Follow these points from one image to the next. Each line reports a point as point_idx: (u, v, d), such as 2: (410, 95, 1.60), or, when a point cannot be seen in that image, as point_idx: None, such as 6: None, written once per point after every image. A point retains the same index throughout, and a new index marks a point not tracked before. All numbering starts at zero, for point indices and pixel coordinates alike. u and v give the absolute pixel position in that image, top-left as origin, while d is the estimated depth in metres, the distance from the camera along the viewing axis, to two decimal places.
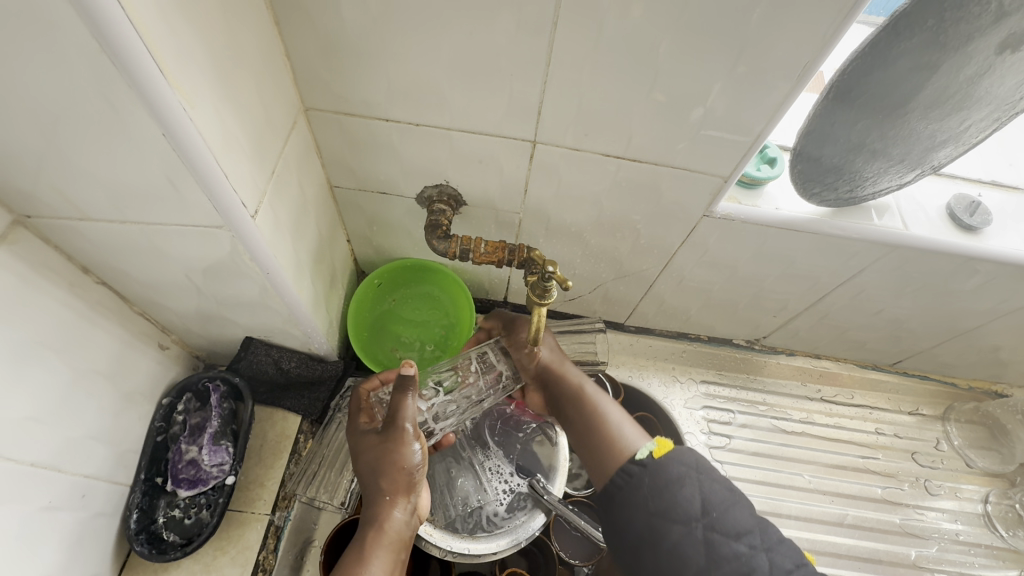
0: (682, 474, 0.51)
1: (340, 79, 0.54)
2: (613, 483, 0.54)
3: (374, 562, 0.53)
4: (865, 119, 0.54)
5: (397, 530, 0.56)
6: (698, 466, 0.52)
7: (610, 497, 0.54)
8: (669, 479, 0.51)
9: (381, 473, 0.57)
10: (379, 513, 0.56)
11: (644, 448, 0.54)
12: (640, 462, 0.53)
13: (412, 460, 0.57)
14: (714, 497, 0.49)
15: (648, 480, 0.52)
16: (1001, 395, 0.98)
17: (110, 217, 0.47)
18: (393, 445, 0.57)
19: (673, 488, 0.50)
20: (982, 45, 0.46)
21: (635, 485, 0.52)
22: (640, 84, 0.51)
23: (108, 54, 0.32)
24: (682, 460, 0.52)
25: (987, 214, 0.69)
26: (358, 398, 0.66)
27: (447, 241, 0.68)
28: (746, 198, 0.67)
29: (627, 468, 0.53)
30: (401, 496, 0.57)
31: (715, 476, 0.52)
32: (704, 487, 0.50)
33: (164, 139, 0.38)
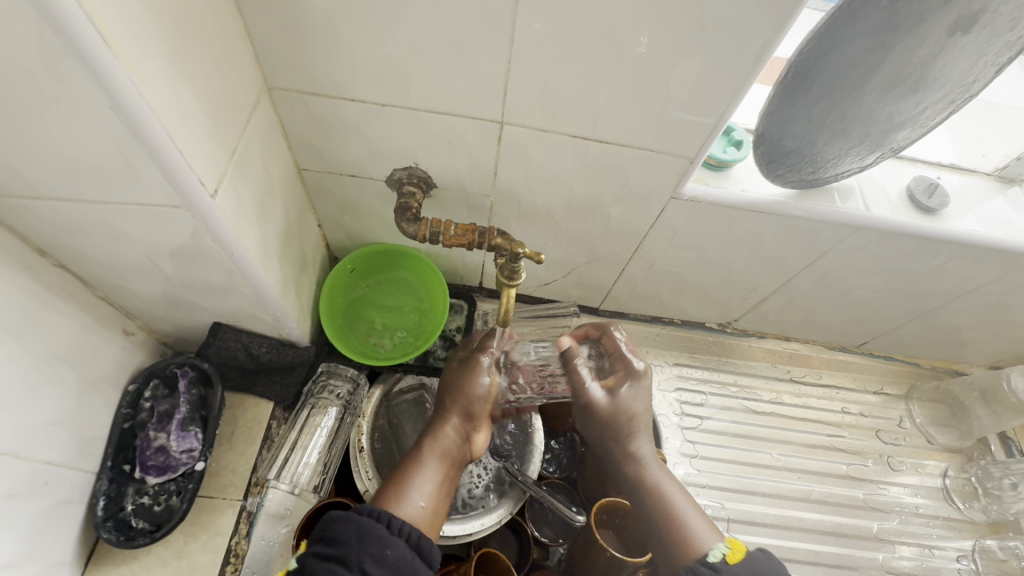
0: None
1: (302, 57, 0.53)
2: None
3: (425, 464, 0.61)
4: (825, 102, 0.55)
5: (447, 444, 0.63)
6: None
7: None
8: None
9: (447, 393, 0.67)
10: (437, 425, 0.64)
11: (718, 550, 0.58)
12: (713, 565, 0.57)
13: (478, 388, 0.66)
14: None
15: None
16: (961, 374, 1.02)
17: (64, 196, 0.46)
18: (464, 374, 0.67)
19: None
20: (934, 27, 0.47)
21: None
22: (604, 65, 0.51)
23: (47, 22, 0.31)
24: (755, 569, 0.56)
25: (945, 196, 0.71)
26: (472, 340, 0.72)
27: (417, 224, 0.67)
28: (713, 180, 0.68)
29: (701, 570, 0.57)
30: (456, 416, 0.65)
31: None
32: None
33: (113, 113, 0.37)
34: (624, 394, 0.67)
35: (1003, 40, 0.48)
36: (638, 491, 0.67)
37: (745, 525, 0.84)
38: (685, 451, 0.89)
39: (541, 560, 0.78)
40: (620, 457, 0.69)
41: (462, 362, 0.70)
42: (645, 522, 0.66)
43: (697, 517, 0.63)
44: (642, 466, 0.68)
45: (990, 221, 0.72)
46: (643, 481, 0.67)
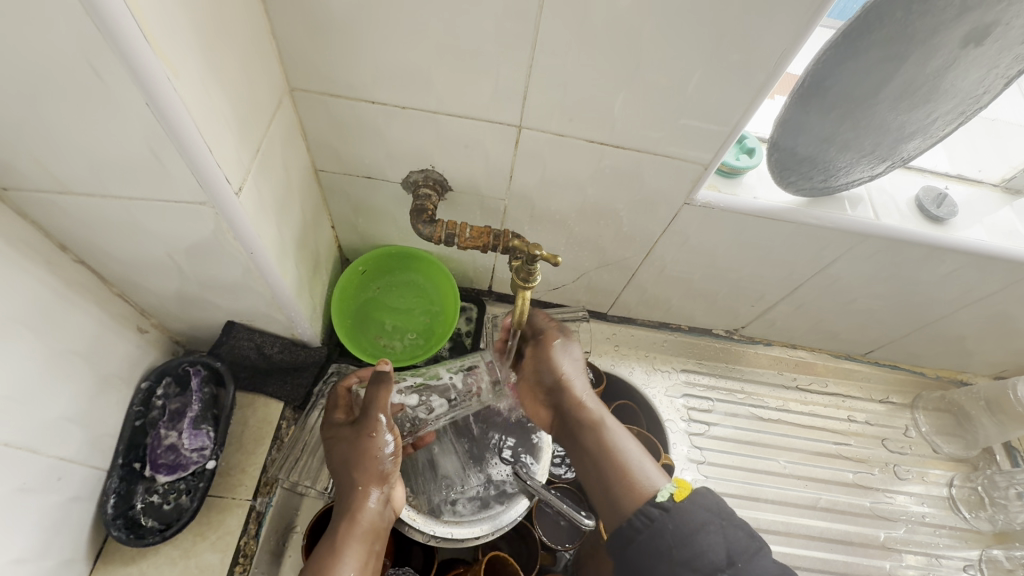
0: (706, 521, 0.55)
1: (325, 60, 0.54)
2: (626, 535, 0.58)
3: (346, 550, 0.56)
4: (837, 111, 0.56)
5: (370, 518, 0.59)
6: (721, 513, 0.56)
7: (630, 542, 0.57)
8: (693, 526, 0.55)
9: (354, 464, 0.61)
10: (353, 503, 0.59)
11: (665, 489, 0.58)
12: (661, 505, 0.57)
13: (383, 450, 0.61)
14: (736, 544, 0.53)
15: (672, 523, 0.55)
16: (966, 384, 1.02)
17: (90, 191, 0.46)
18: (364, 440, 0.61)
19: (696, 535, 0.54)
20: (947, 39, 0.48)
21: (658, 529, 0.56)
22: (623, 71, 0.52)
23: (93, 18, 0.32)
24: (704, 505, 0.56)
25: (953, 206, 0.72)
26: (335, 393, 0.67)
27: (433, 225, 0.68)
28: (725, 187, 0.69)
29: (650, 513, 0.57)
30: (374, 485, 0.60)
31: (733, 520, 0.56)
32: (728, 535, 0.54)
33: (148, 109, 0.38)
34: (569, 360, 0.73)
35: (1012, 53, 0.50)
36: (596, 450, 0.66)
37: None
38: (693, 457, 0.89)
39: (548, 565, 0.78)
40: (578, 421, 0.70)
41: (353, 426, 0.63)
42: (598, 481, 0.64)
43: (646, 463, 0.63)
44: (598, 423, 0.68)
45: (997, 231, 0.73)
46: (598, 441, 0.67)
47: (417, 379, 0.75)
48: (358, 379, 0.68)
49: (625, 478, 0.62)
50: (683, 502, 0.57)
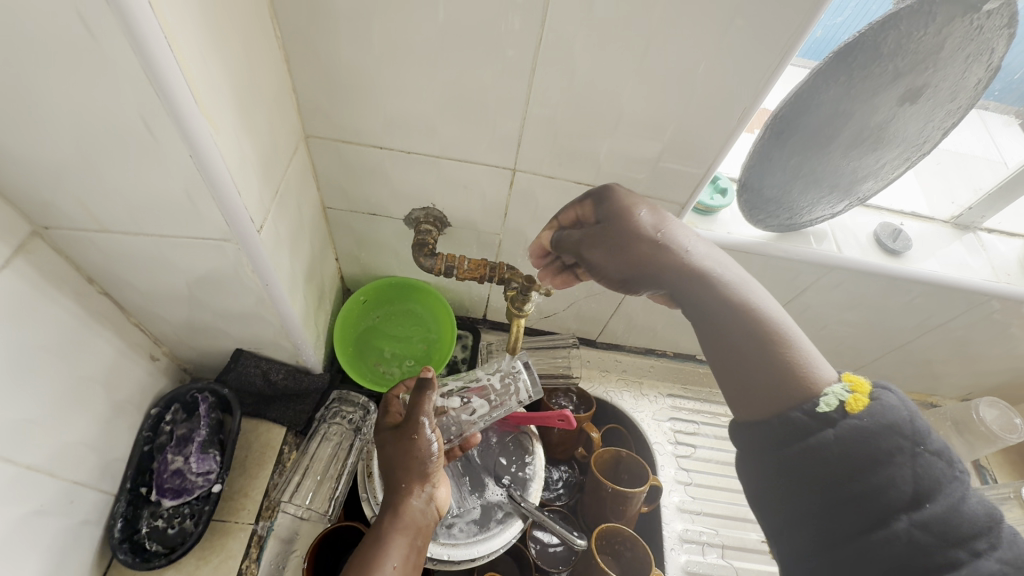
0: (897, 445, 0.42)
1: (340, 111, 0.60)
2: (775, 428, 0.46)
3: (390, 542, 0.55)
4: (798, 156, 0.63)
5: (413, 515, 0.58)
6: (910, 436, 0.43)
7: (792, 444, 0.45)
8: (876, 442, 0.42)
9: (398, 463, 0.61)
10: (397, 499, 0.59)
11: (832, 394, 0.45)
12: (828, 415, 0.44)
13: (426, 449, 0.61)
14: (930, 479, 0.41)
15: (842, 440, 0.43)
16: (935, 407, 1.08)
17: (126, 229, 0.51)
18: (407, 439, 0.62)
19: (881, 461, 0.41)
20: (885, 98, 0.56)
21: (821, 442, 0.44)
22: (607, 122, 0.59)
23: (155, 87, 0.37)
24: (890, 425, 0.43)
25: (907, 240, 0.79)
26: (385, 401, 0.70)
27: (434, 258, 0.73)
28: (702, 224, 0.75)
29: (810, 425, 0.45)
30: (416, 483, 0.60)
31: (930, 447, 0.42)
32: (920, 466, 0.41)
33: (191, 160, 0.43)
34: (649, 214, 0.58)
35: (944, 108, 0.58)
36: (710, 294, 0.53)
37: (737, 551, 0.85)
38: (680, 479, 0.91)
39: None
40: (681, 290, 0.55)
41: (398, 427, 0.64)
42: (767, 390, 0.48)
43: (805, 342, 0.50)
44: (711, 274, 0.54)
45: (948, 263, 0.80)
46: (721, 293, 0.53)
47: (459, 384, 0.77)
48: (406, 388, 0.72)
49: (783, 350, 0.49)
50: (860, 419, 0.43)
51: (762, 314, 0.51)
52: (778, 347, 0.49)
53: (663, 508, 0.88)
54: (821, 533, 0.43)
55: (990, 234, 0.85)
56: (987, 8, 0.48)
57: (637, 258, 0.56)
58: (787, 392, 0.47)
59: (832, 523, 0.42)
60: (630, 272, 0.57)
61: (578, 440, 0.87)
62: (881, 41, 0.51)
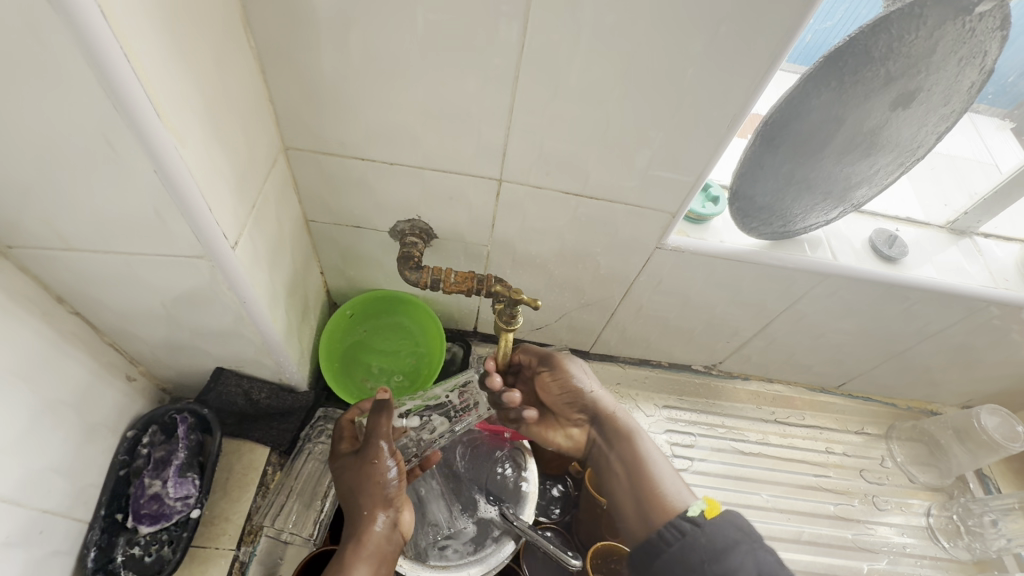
0: (736, 539, 0.52)
1: (319, 122, 0.59)
2: (647, 544, 0.56)
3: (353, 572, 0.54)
4: (790, 163, 0.61)
5: (376, 542, 0.57)
6: (750, 534, 0.54)
7: (661, 552, 0.55)
8: (725, 542, 0.52)
9: (359, 490, 0.59)
10: (360, 527, 0.58)
11: (695, 506, 0.56)
12: (692, 520, 0.55)
13: (387, 474, 0.60)
14: (768, 568, 0.50)
15: (703, 539, 0.53)
16: (936, 414, 1.06)
17: (93, 247, 0.49)
18: (365, 465, 0.60)
19: (728, 554, 0.51)
20: (877, 103, 0.55)
21: (690, 543, 0.53)
22: (594, 130, 0.57)
23: (113, 100, 0.35)
24: (735, 526, 0.54)
25: (903, 247, 0.77)
26: (338, 426, 0.67)
27: (420, 271, 0.71)
28: (694, 232, 0.74)
29: (686, 530, 0.54)
30: (380, 508, 0.59)
31: (766, 545, 0.53)
32: (757, 557, 0.51)
33: (155, 175, 0.41)
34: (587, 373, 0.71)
35: (937, 112, 0.57)
36: (615, 427, 0.68)
37: None
38: None
39: None
40: (615, 435, 0.67)
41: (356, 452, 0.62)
42: (636, 509, 0.61)
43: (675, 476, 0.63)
44: (635, 433, 0.67)
45: (946, 269, 0.78)
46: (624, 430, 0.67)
47: (417, 404, 0.75)
48: (361, 410, 0.68)
49: (654, 476, 0.63)
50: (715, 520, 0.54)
51: (647, 447, 0.66)
52: (653, 481, 0.62)
53: None
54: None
55: (987, 239, 0.84)
56: (980, 9, 0.48)
57: (579, 400, 0.70)
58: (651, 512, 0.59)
59: None
60: (575, 399, 0.70)
61: (572, 454, 0.84)
62: (872, 44, 0.50)
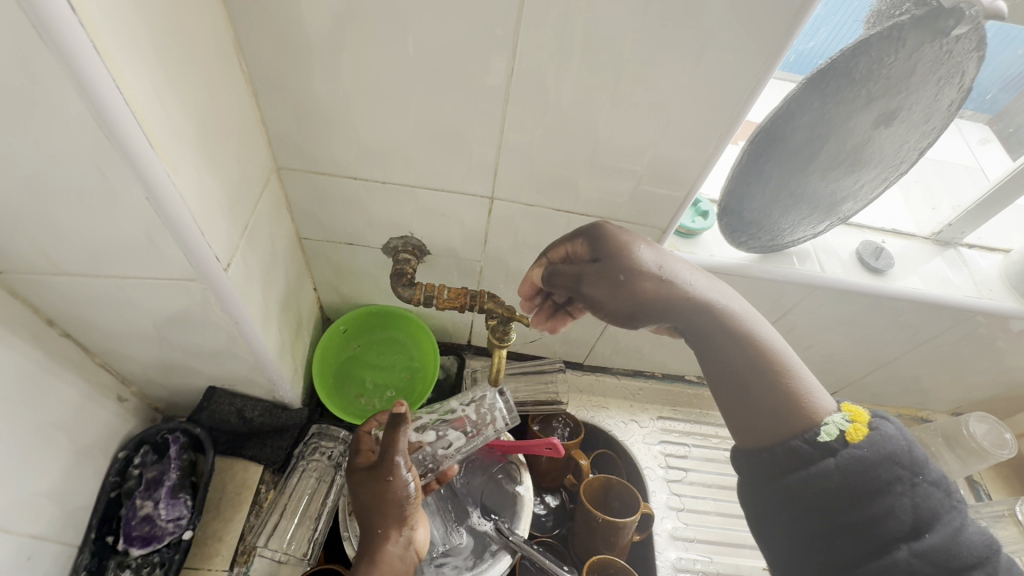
0: (895, 477, 0.44)
1: (312, 144, 0.59)
2: (776, 455, 0.49)
3: None
4: (778, 180, 0.62)
5: (391, 562, 0.57)
6: (910, 463, 0.46)
7: (780, 479, 0.48)
8: (877, 472, 0.45)
9: (374, 507, 0.59)
10: (374, 546, 0.57)
11: (834, 425, 0.48)
12: (829, 446, 0.47)
13: (401, 491, 0.59)
14: (928, 511, 0.43)
15: (841, 473, 0.45)
16: (926, 421, 1.08)
17: (85, 272, 0.49)
18: (380, 481, 0.60)
19: (879, 493, 0.44)
20: (859, 122, 0.56)
21: (823, 471, 0.46)
22: (583, 150, 0.58)
23: (106, 131, 0.36)
24: (892, 456, 0.46)
25: (890, 259, 0.78)
26: (355, 440, 0.67)
27: (412, 288, 0.71)
28: (684, 246, 0.74)
29: (812, 455, 0.47)
30: (394, 527, 0.59)
31: (928, 477, 0.45)
32: (917, 496, 0.44)
33: (148, 203, 0.41)
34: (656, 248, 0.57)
35: (919, 130, 0.58)
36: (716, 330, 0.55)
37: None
38: (671, 505, 0.88)
39: None
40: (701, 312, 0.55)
41: (372, 468, 0.62)
42: (765, 418, 0.51)
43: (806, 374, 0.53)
44: (718, 304, 0.56)
45: (931, 279, 0.80)
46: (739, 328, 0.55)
47: (432, 417, 0.75)
48: (378, 425, 0.69)
49: (786, 378, 0.52)
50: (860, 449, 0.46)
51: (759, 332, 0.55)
52: (777, 380, 0.52)
53: (655, 537, 0.84)
54: (822, 559, 0.45)
55: (970, 250, 0.85)
56: (956, 33, 0.48)
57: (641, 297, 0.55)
58: (787, 422, 0.50)
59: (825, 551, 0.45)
60: (636, 306, 0.55)
61: (567, 467, 0.84)
62: (853, 66, 0.52)
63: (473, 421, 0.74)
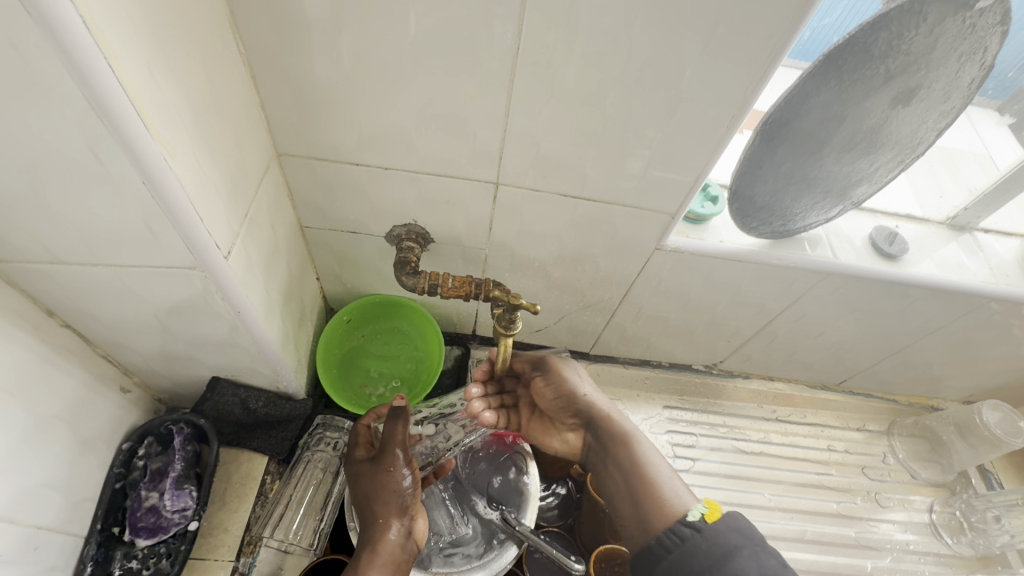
0: (738, 544, 0.52)
1: (312, 129, 0.58)
2: (658, 544, 0.55)
3: None
4: (791, 163, 0.60)
5: (391, 550, 0.56)
6: (753, 537, 0.53)
7: (658, 562, 0.55)
8: (726, 547, 0.52)
9: (375, 497, 0.60)
10: (374, 534, 0.57)
11: (695, 510, 0.56)
12: (692, 526, 0.55)
13: (401, 483, 0.60)
14: (771, 571, 0.50)
15: (704, 545, 0.53)
16: (937, 409, 1.06)
17: (82, 260, 0.48)
18: (381, 473, 0.61)
19: (728, 561, 0.51)
20: (877, 101, 0.54)
21: (690, 549, 0.53)
22: (590, 133, 0.57)
23: (99, 112, 0.34)
24: (738, 528, 0.54)
25: (904, 244, 0.77)
26: (355, 431, 0.67)
27: (417, 277, 0.70)
28: (693, 232, 0.73)
29: (681, 531, 0.55)
30: (395, 517, 0.59)
31: (764, 546, 0.53)
32: (761, 560, 0.51)
33: (144, 187, 0.40)
34: (584, 376, 0.74)
35: (938, 109, 0.57)
36: (621, 473, 0.66)
37: None
38: None
39: None
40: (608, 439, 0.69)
41: (372, 460, 0.63)
42: (635, 520, 0.60)
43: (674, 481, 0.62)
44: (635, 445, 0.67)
45: (946, 265, 0.78)
46: (641, 459, 0.65)
47: (433, 410, 0.77)
48: (378, 416, 0.68)
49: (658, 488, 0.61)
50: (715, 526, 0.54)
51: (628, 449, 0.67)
52: (638, 483, 0.63)
53: None
54: None
55: (986, 235, 0.83)
56: (980, 5, 0.47)
57: (574, 403, 0.73)
58: (655, 522, 0.58)
59: None
60: (567, 403, 0.73)
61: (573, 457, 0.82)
62: (871, 42, 0.50)
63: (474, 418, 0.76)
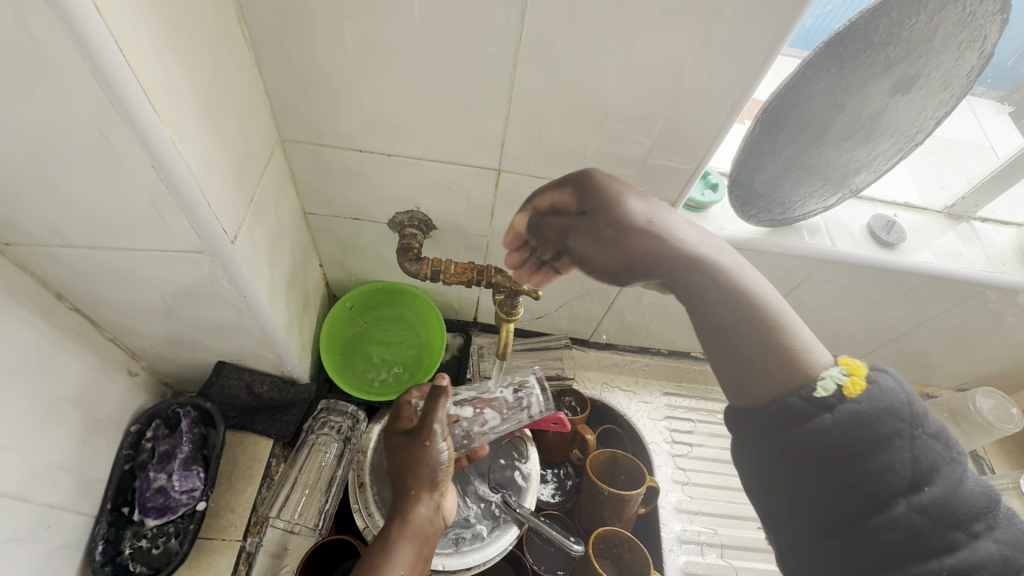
0: (894, 430, 0.39)
1: (316, 114, 0.58)
2: (778, 416, 0.43)
3: (397, 550, 0.53)
4: (791, 150, 0.61)
5: (420, 523, 0.56)
6: (912, 420, 0.40)
7: (785, 433, 0.42)
8: (876, 426, 0.39)
9: (408, 469, 0.58)
10: (406, 505, 0.56)
11: (830, 379, 0.42)
12: (825, 401, 0.41)
13: (436, 458, 0.57)
14: (929, 462, 0.38)
15: (843, 423, 0.40)
16: (932, 397, 1.08)
17: (92, 244, 0.48)
18: (416, 445, 0.59)
19: (880, 445, 0.39)
20: (875, 89, 0.55)
21: (825, 428, 0.40)
22: (592, 118, 0.57)
23: (110, 95, 0.35)
24: (890, 409, 0.40)
25: (901, 232, 0.78)
26: (397, 405, 0.66)
27: (420, 263, 0.72)
28: (693, 220, 0.73)
29: (807, 410, 0.41)
30: (425, 491, 0.57)
31: (928, 430, 0.40)
32: (918, 447, 0.39)
33: (154, 171, 0.41)
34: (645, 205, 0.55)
35: (937, 98, 0.58)
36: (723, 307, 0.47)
37: (732, 549, 0.82)
38: (676, 479, 0.88)
39: None
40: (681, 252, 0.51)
41: (410, 433, 0.61)
42: (761, 381, 0.44)
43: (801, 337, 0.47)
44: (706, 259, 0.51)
45: (942, 253, 0.79)
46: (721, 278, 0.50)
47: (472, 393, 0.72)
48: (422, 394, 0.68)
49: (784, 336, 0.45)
50: (858, 403, 0.40)
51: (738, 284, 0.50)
52: (771, 334, 0.45)
53: (659, 509, 0.85)
54: (826, 535, 0.40)
55: (983, 224, 0.85)
56: None
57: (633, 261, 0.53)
58: (781, 380, 0.43)
59: (814, 509, 0.41)
60: (628, 261, 0.53)
61: (573, 442, 0.85)
62: (873, 28, 0.50)
63: (513, 406, 0.70)
